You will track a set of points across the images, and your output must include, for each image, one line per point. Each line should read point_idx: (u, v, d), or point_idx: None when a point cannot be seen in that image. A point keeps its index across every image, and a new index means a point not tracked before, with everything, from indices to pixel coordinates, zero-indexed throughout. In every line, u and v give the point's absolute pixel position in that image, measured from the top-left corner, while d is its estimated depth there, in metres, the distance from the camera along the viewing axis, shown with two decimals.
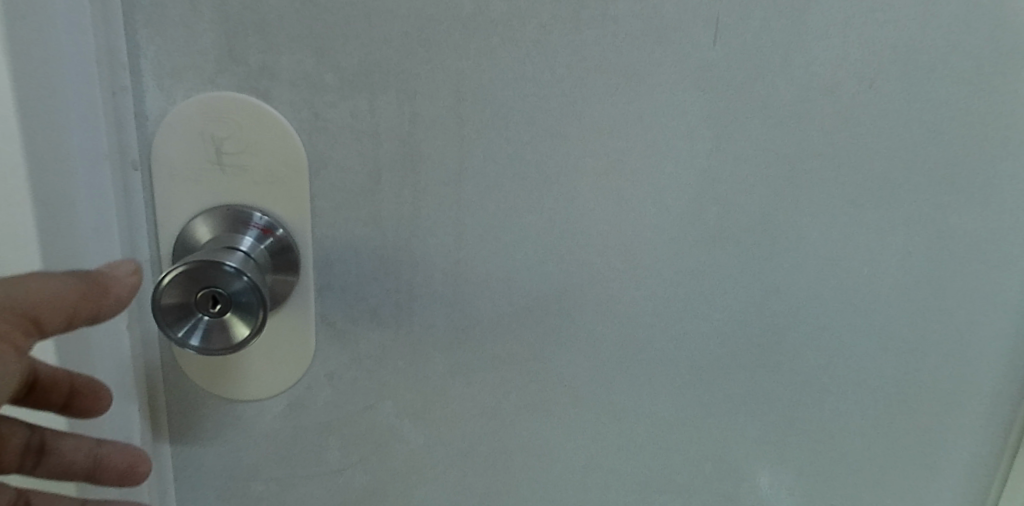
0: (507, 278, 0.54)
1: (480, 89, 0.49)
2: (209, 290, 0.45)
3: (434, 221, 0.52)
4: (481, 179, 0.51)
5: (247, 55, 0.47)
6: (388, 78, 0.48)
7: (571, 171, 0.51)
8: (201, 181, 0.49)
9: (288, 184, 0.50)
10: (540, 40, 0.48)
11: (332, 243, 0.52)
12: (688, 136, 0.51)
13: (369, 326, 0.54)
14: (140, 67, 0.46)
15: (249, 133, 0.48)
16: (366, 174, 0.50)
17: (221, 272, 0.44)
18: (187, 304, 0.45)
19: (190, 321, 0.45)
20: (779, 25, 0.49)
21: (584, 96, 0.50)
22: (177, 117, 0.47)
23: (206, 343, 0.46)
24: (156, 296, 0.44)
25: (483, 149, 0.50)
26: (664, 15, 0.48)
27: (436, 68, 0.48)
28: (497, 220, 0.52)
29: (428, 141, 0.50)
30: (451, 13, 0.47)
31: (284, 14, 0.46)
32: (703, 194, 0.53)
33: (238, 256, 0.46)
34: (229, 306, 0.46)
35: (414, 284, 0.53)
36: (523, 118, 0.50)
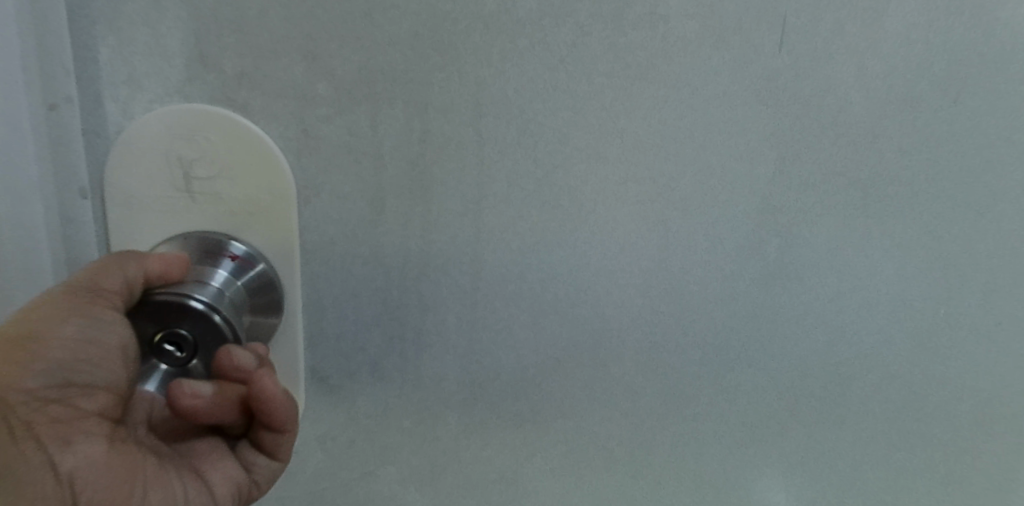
0: (533, 324, 0.46)
1: (503, 103, 0.41)
2: (175, 327, 0.38)
3: (448, 258, 0.44)
4: (503, 209, 0.43)
5: (222, 60, 0.38)
6: (393, 89, 0.40)
7: (609, 199, 0.44)
8: (162, 210, 0.40)
9: (272, 215, 0.41)
10: (575, 43, 0.40)
11: (325, 284, 0.43)
12: (747, 158, 0.44)
13: (368, 380, 0.46)
14: (89, 75, 0.38)
15: (223, 153, 0.40)
16: (366, 202, 0.42)
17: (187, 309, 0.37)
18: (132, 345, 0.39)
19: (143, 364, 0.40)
20: (854, 28, 0.42)
21: (626, 111, 0.42)
22: (133, 134, 0.39)
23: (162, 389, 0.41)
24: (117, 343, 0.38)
25: (507, 173, 0.42)
26: (722, 15, 0.41)
27: (451, 77, 0.40)
28: (523, 257, 0.44)
29: (441, 164, 0.42)
30: (471, 10, 0.39)
31: (266, 10, 0.38)
32: (762, 225, 0.45)
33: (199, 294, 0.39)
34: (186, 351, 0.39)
35: (423, 332, 0.45)
36: (554, 137, 0.42)
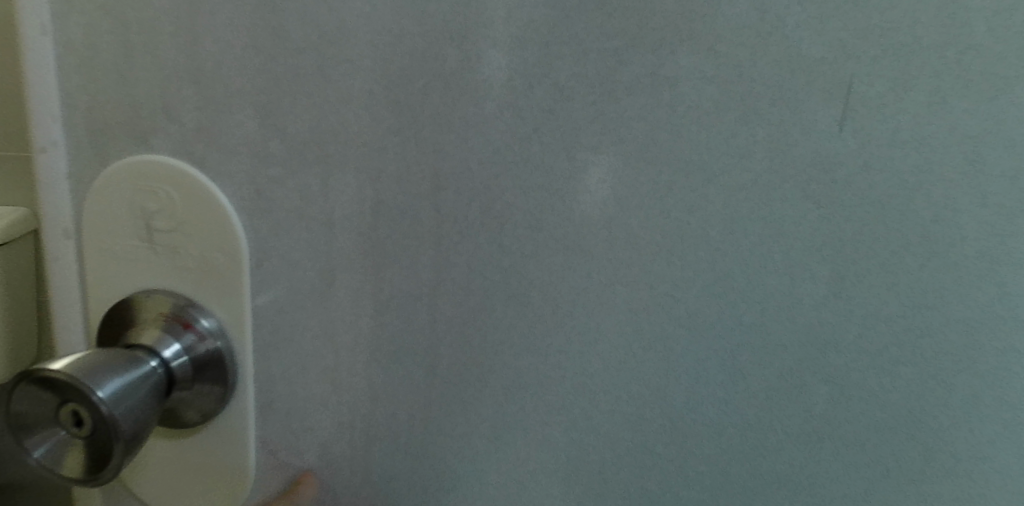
0: (495, 435, 0.38)
1: (464, 176, 0.34)
2: (70, 408, 0.33)
3: (400, 346, 0.38)
4: (462, 299, 0.36)
5: (182, 112, 0.37)
6: (344, 151, 0.35)
7: (591, 303, 0.35)
8: (127, 260, 0.40)
9: (225, 278, 0.39)
10: (552, 109, 0.33)
11: (275, 354, 0.40)
12: (784, 273, 0.32)
13: (316, 464, 0.41)
14: (68, 117, 0.38)
15: (183, 210, 0.38)
16: (316, 273, 0.38)
17: (83, 401, 0.32)
18: (43, 414, 0.33)
19: (51, 438, 0.34)
20: (963, 103, 0.28)
21: (615, 197, 0.33)
22: (102, 183, 0.39)
23: (79, 473, 0.34)
24: (24, 397, 0.33)
25: (468, 258, 0.36)
26: (754, 80, 0.30)
27: (407, 142, 0.35)
28: (485, 358, 0.37)
29: (394, 239, 0.36)
30: (430, 66, 0.33)
31: (222, 61, 0.36)
32: (806, 366, 0.33)
33: (121, 382, 0.34)
34: (97, 434, 0.33)
35: (372, 423, 0.40)
36: (524, 221, 0.34)
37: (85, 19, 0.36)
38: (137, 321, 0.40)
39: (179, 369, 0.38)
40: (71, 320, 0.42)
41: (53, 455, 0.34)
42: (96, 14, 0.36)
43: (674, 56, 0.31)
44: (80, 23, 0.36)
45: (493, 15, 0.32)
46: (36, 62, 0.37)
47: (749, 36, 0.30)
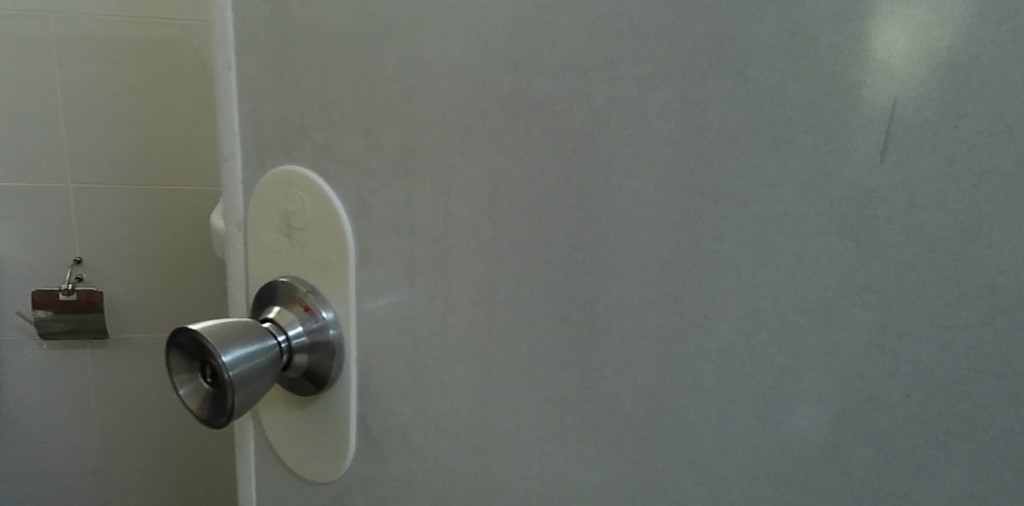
0: (535, 449, 0.39)
1: (518, 193, 0.37)
2: (208, 362, 0.39)
3: (462, 347, 0.41)
4: (514, 308, 0.38)
5: (313, 130, 0.44)
6: (425, 166, 0.39)
7: (626, 325, 0.34)
8: (274, 250, 0.47)
9: (336, 274, 0.44)
10: (590, 133, 0.34)
11: (369, 344, 0.44)
12: (819, 313, 0.29)
13: (398, 446, 0.45)
14: (241, 135, 0.47)
15: (312, 211, 0.45)
16: (401, 273, 0.42)
17: (215, 359, 0.38)
18: (193, 361, 0.41)
19: (194, 382, 0.40)
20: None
21: (648, 220, 0.33)
22: (262, 184, 0.47)
23: (206, 414, 0.40)
24: (181, 347, 0.40)
25: (520, 270, 0.37)
26: (784, 106, 0.28)
27: (471, 160, 0.38)
28: (531, 368, 0.38)
29: (461, 247, 0.39)
30: (492, 93, 0.36)
31: (339, 88, 0.42)
32: (847, 421, 0.29)
33: (246, 349, 0.39)
34: (221, 386, 0.39)
35: (440, 415, 0.42)
36: (565, 238, 0.35)
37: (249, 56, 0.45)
38: (273, 301, 0.46)
39: (297, 348, 0.44)
40: (239, 298, 0.50)
41: (193, 395, 0.40)
42: (258, 50, 0.45)
43: (704, 80, 0.30)
44: (246, 59, 0.45)
45: (542, 46, 0.34)
46: (226, 93, 0.47)
47: (778, 60, 0.28)
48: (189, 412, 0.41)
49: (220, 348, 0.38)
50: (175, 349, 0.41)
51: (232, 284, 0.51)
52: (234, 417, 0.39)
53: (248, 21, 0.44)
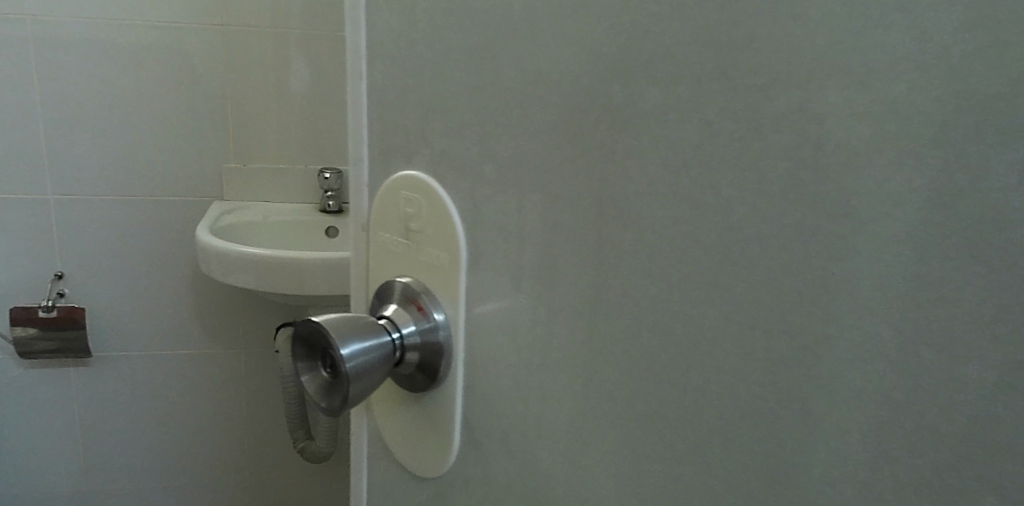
0: (626, 484, 0.36)
1: (624, 205, 0.33)
2: (329, 354, 0.39)
3: (554, 367, 0.37)
4: (613, 329, 0.35)
5: (432, 137, 0.42)
6: (536, 175, 0.36)
7: (732, 352, 0.31)
8: (389, 250, 0.46)
9: (446, 279, 0.42)
10: (701, 144, 0.30)
11: (471, 355, 0.42)
12: (947, 351, 0.25)
13: (491, 462, 0.42)
14: (368, 140, 0.48)
15: (426, 211, 0.43)
16: (507, 285, 0.39)
17: (334, 351, 0.38)
18: (317, 353, 0.40)
19: (318, 375, 0.40)
20: None
21: (760, 237, 0.29)
22: (382, 185, 0.46)
23: (330, 405, 0.39)
24: (304, 338, 0.40)
25: (624, 288, 0.34)
26: (911, 116, 0.24)
27: (580, 170, 0.34)
28: (629, 394, 0.35)
29: (564, 260, 0.35)
30: (602, 101, 0.33)
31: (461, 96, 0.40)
32: (970, 475, 0.25)
33: (362, 343, 0.39)
34: (338, 377, 0.38)
35: (529, 434, 0.40)
36: (671, 255, 0.32)
37: (376, 62, 0.45)
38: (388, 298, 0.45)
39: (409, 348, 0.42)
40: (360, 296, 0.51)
41: (316, 388, 0.40)
42: (384, 59, 0.44)
43: (861, 87, 0.26)
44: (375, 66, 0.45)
45: (653, 51, 0.31)
46: (355, 98, 0.47)
47: (906, 69, 0.24)
48: (316, 406, 0.40)
49: (335, 340, 0.38)
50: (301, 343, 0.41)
51: (355, 281, 0.52)
52: (349, 408, 0.38)
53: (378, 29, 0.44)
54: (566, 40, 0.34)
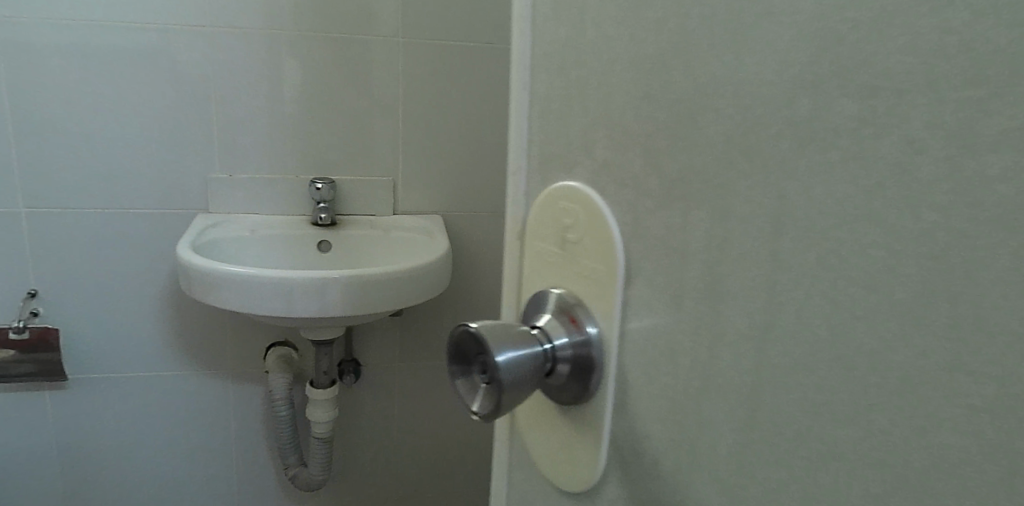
0: None
1: (804, 225, 0.30)
2: (483, 359, 0.38)
3: (719, 391, 0.34)
4: (785, 359, 0.31)
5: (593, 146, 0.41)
6: (702, 191, 0.33)
7: (921, 404, 0.26)
8: (539, 261, 0.46)
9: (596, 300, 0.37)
10: (899, 162, 0.26)
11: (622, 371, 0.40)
12: None
13: (635, 483, 0.40)
14: (529, 146, 0.48)
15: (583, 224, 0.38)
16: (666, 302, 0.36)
17: (490, 357, 0.37)
18: (467, 356, 0.40)
19: (468, 378, 0.39)
20: None
21: (965, 274, 0.24)
22: (534, 198, 0.47)
23: (482, 409, 0.38)
24: (458, 340, 0.40)
25: (801, 315, 0.30)
26: None
27: (758, 186, 0.31)
28: (796, 428, 0.31)
29: (735, 280, 0.33)
30: (787, 113, 0.30)
31: None
32: None
33: (516, 352, 0.38)
34: (493, 384, 0.37)
35: (676, 465, 0.37)
36: (856, 284, 0.28)
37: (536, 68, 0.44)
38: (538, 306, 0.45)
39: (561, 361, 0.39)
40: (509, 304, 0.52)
41: (466, 390, 0.39)
42: (545, 64, 0.43)
43: None
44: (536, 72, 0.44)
45: (848, 60, 0.27)
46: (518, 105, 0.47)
47: None
48: (467, 408, 0.39)
49: (490, 346, 0.37)
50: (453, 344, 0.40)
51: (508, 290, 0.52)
52: (497, 414, 0.38)
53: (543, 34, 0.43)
54: (750, 47, 0.31)
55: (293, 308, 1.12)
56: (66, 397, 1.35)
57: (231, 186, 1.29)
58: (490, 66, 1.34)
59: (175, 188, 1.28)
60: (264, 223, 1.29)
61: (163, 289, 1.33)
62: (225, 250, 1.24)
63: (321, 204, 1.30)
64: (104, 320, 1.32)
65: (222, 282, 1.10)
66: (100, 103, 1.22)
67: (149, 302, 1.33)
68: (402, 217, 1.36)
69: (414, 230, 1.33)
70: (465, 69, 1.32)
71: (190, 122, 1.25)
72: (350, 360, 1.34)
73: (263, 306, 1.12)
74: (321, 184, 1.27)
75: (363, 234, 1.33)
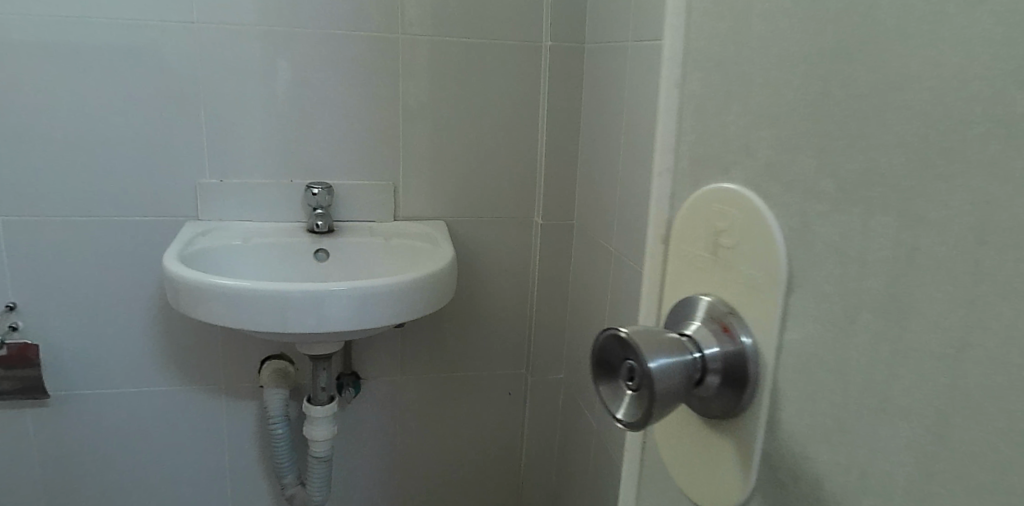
0: None
1: (1012, 234, 0.23)
2: (629, 365, 0.36)
3: (895, 426, 0.28)
4: (981, 400, 0.25)
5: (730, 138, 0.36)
6: (888, 193, 0.28)
7: None
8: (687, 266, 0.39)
9: (757, 305, 0.35)
10: None
11: (775, 392, 0.35)
12: None
13: None
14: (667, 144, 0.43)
15: (738, 225, 0.35)
16: (838, 318, 0.31)
17: (640, 362, 0.34)
18: (609, 362, 0.37)
19: (610, 384, 0.37)
20: None
21: None
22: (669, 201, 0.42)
23: (628, 417, 0.35)
24: (599, 343, 0.37)
25: (1001, 347, 0.24)
26: None
27: (957, 188, 0.25)
28: (996, 483, 0.25)
29: (921, 291, 0.27)
30: (994, 104, 0.24)
31: (782, 91, 0.33)
32: None
33: (669, 359, 0.35)
34: (643, 391, 0.35)
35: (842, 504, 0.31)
36: None
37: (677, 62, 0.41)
38: (687, 316, 0.38)
39: (711, 372, 0.36)
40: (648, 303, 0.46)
41: (608, 397, 0.36)
42: (698, 52, 0.38)
43: None
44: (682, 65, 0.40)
45: None
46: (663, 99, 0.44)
47: None
48: (608, 416, 0.37)
49: (643, 351, 0.34)
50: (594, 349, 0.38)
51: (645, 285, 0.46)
52: (644, 424, 0.35)
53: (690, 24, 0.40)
54: (958, 19, 0.25)
55: (289, 323, 1.02)
56: (49, 417, 1.27)
57: (223, 192, 1.22)
58: (500, 66, 1.23)
59: (160, 194, 1.20)
60: (258, 231, 1.21)
61: (151, 302, 1.25)
62: (215, 260, 1.16)
63: (317, 210, 1.22)
64: (82, 336, 1.24)
65: (211, 293, 1.01)
66: (90, 104, 1.14)
67: (137, 317, 1.24)
68: (403, 224, 1.27)
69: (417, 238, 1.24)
70: (472, 68, 1.23)
71: (177, 124, 1.18)
72: (350, 374, 1.27)
73: (259, 322, 1.03)
74: (317, 188, 1.20)
75: (363, 242, 1.23)
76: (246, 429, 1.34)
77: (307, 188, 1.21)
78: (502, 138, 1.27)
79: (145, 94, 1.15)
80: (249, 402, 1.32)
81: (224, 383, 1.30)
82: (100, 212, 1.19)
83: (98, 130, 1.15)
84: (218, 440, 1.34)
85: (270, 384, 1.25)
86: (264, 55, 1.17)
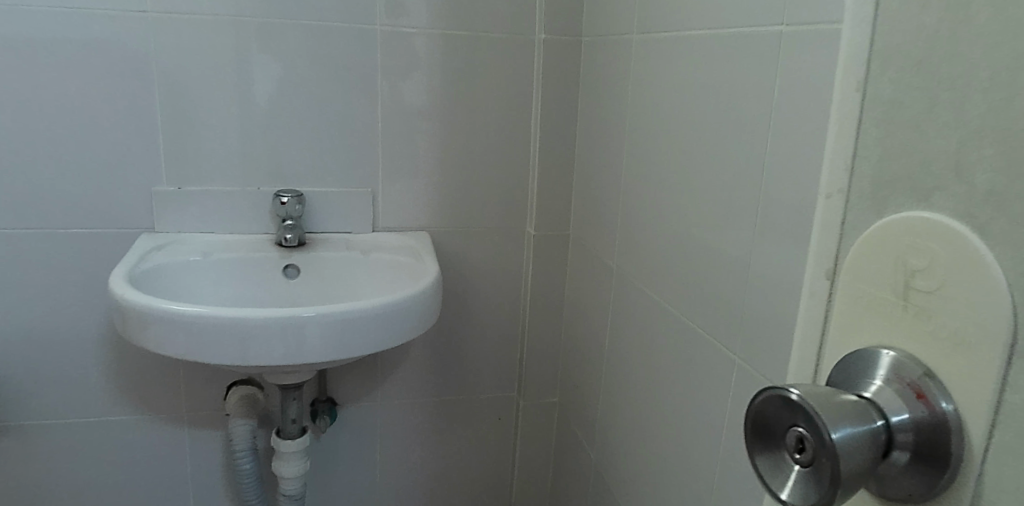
0: None
1: None
2: (798, 434, 0.29)
3: None
4: None
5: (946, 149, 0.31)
6: None
7: None
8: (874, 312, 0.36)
9: (977, 359, 0.29)
10: None
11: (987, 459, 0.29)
12: None
13: None
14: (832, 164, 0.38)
15: (950, 267, 0.30)
16: None
17: (816, 432, 0.28)
18: (772, 431, 0.31)
19: (775, 457, 0.30)
20: None
21: None
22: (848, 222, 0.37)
23: (801, 499, 0.29)
24: (759, 407, 0.31)
25: None
26: None
27: None
28: None
29: None
30: None
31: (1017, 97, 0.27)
32: None
33: (849, 427, 0.29)
34: (820, 467, 0.28)
35: None
36: None
37: (855, 68, 0.36)
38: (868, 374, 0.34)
39: (900, 445, 0.31)
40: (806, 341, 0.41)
41: (774, 473, 0.30)
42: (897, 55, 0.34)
43: None
44: (860, 69, 0.36)
45: None
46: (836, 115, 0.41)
47: None
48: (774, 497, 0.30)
49: (820, 418, 0.28)
50: (750, 414, 0.32)
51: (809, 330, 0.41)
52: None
53: (877, 25, 0.35)
54: None
55: (251, 352, 0.88)
56: None
57: (187, 199, 1.09)
58: (499, 67, 1.15)
59: (111, 204, 1.06)
60: (218, 245, 1.08)
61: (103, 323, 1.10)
62: (168, 278, 1.02)
63: (287, 222, 1.10)
64: (19, 361, 1.09)
65: (158, 319, 0.87)
66: (30, 98, 1.00)
67: (85, 340, 1.10)
68: (382, 236, 1.16)
69: (396, 252, 1.13)
70: (468, 68, 1.14)
71: (131, 124, 1.04)
72: (326, 400, 1.17)
73: (219, 354, 0.88)
74: (286, 196, 1.08)
75: (335, 255, 1.11)
76: (208, 462, 1.21)
77: (275, 197, 1.09)
78: (494, 144, 1.18)
79: (92, 89, 1.02)
80: (210, 434, 1.19)
81: (182, 412, 1.17)
82: (38, 224, 1.04)
83: (40, 128, 1.01)
84: (176, 477, 1.20)
85: (236, 414, 1.12)
86: (235, 48, 1.05)
